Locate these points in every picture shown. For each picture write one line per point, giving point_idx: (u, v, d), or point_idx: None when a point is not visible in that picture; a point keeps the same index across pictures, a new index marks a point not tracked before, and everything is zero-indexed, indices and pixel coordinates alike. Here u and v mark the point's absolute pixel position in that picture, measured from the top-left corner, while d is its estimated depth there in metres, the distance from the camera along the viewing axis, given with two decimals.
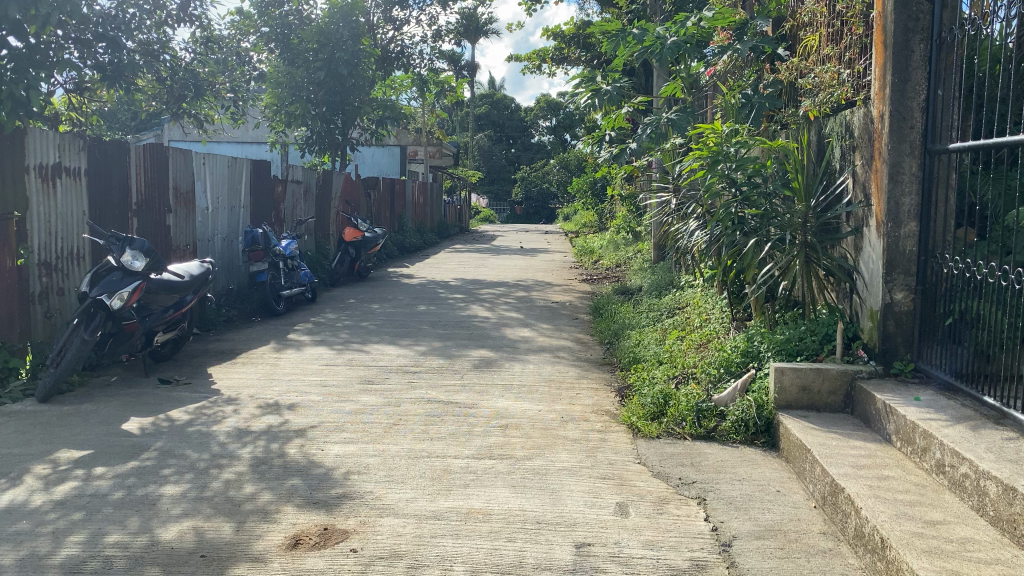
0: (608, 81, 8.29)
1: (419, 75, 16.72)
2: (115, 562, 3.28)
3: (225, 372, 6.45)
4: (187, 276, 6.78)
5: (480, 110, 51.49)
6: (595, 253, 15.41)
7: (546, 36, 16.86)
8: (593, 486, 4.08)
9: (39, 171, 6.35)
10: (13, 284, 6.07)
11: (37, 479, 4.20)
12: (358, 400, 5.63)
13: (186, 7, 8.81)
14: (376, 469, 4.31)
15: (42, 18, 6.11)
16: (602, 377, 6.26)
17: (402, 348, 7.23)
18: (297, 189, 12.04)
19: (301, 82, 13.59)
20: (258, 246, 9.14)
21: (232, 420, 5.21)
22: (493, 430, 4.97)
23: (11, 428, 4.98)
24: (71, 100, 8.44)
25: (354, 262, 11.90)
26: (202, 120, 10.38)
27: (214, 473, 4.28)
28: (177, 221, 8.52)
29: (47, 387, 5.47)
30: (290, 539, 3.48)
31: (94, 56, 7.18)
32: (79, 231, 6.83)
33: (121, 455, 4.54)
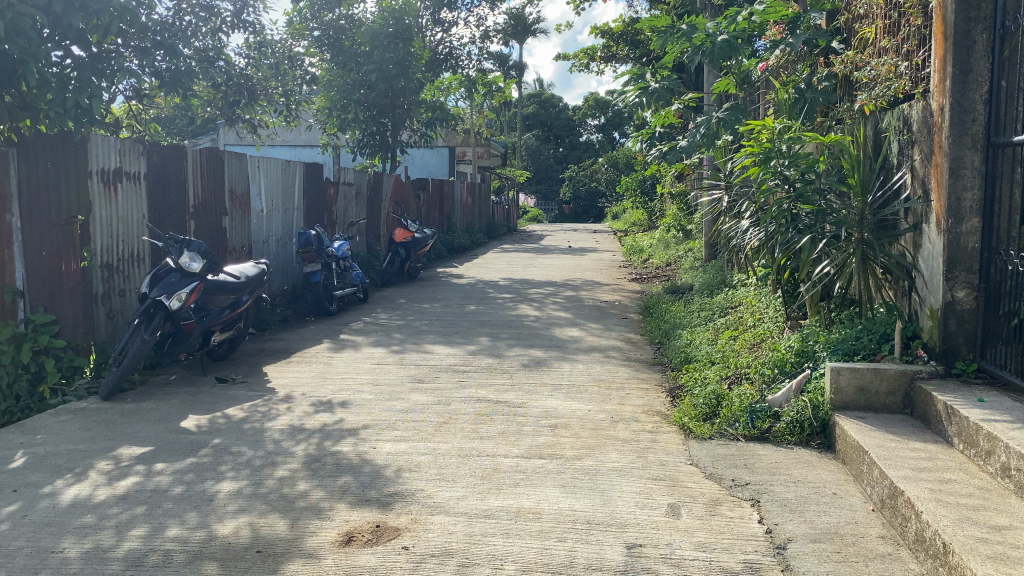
0: (658, 78, 8.21)
1: (468, 76, 16.85)
2: (175, 556, 3.36)
3: (279, 371, 6.56)
4: (242, 276, 6.94)
5: (528, 110, 51.51)
6: (645, 252, 15.26)
7: (594, 35, 16.81)
8: (644, 486, 4.05)
9: (100, 176, 6.55)
10: (77, 286, 6.27)
11: (101, 474, 4.33)
12: (409, 399, 5.68)
13: (240, 14, 8.98)
14: (426, 467, 4.34)
15: (103, 27, 6.32)
16: (653, 377, 6.20)
17: (453, 347, 7.27)
18: (349, 191, 12.21)
19: (353, 84, 13.75)
20: (311, 247, 9.26)
21: (286, 418, 5.30)
22: (543, 430, 4.96)
23: (76, 425, 5.15)
24: (131, 108, 8.69)
25: (404, 262, 11.99)
26: (256, 124, 10.58)
27: (269, 469, 4.36)
28: (232, 223, 8.70)
29: (110, 385, 5.64)
30: (343, 535, 3.53)
31: (152, 64, 7.32)
32: (139, 234, 7.02)
33: (180, 452, 4.66)
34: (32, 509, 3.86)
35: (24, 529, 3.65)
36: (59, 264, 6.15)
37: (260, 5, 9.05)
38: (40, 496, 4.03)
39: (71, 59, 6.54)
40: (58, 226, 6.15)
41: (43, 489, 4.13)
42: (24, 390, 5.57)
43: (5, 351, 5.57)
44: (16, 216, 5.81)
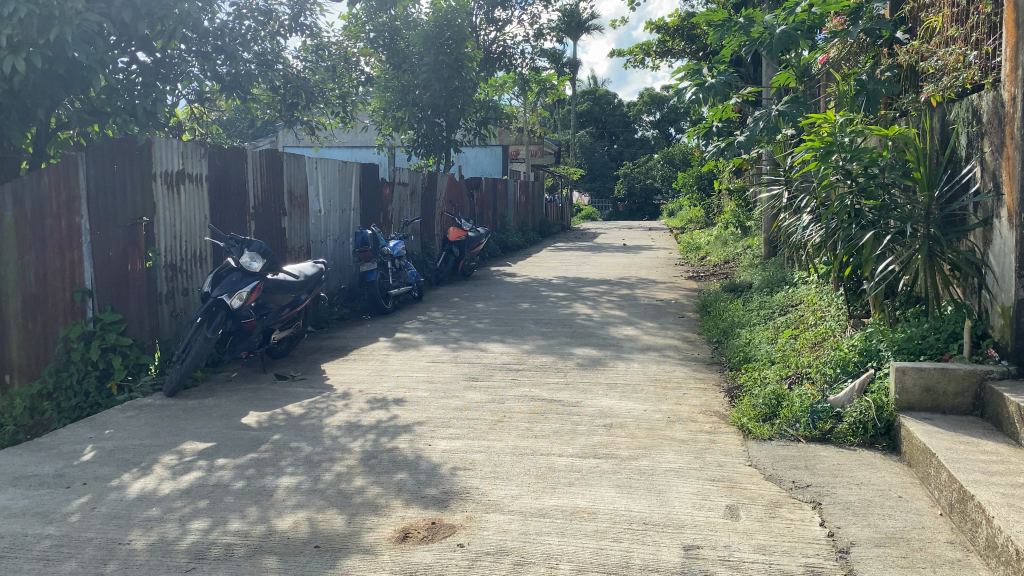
0: (715, 72, 8.09)
1: (522, 74, 16.87)
2: (236, 549, 3.42)
3: (337, 368, 6.65)
4: (301, 276, 7.05)
5: (582, 108, 51.28)
6: (703, 249, 15.04)
7: (650, 30, 16.65)
8: (701, 487, 3.98)
9: (164, 178, 6.72)
10: (142, 285, 6.46)
11: (166, 469, 4.44)
12: (464, 397, 5.71)
13: (298, 17, 9.13)
14: (481, 465, 4.35)
15: (167, 32, 6.46)
16: (710, 377, 6.11)
17: (507, 346, 7.27)
18: (404, 191, 12.32)
19: (408, 84, 13.88)
20: (367, 247, 9.38)
21: (343, 415, 5.36)
22: (599, 429, 4.93)
23: (142, 421, 5.30)
24: (194, 111, 8.92)
25: (458, 262, 12.05)
26: (313, 126, 10.75)
27: (326, 465, 4.42)
28: (292, 223, 8.87)
29: (174, 381, 5.79)
30: (398, 532, 3.55)
31: (213, 69, 7.48)
32: (201, 235, 7.18)
33: (241, 448, 4.75)
34: (101, 502, 3.99)
35: (94, 521, 3.77)
36: (125, 264, 6.33)
37: (317, 8, 9.18)
38: (108, 489, 4.15)
39: (136, 64, 6.72)
40: (124, 227, 6.35)
41: (110, 482, 4.26)
42: (92, 386, 5.80)
43: (74, 348, 5.86)
44: (84, 218, 6.03)
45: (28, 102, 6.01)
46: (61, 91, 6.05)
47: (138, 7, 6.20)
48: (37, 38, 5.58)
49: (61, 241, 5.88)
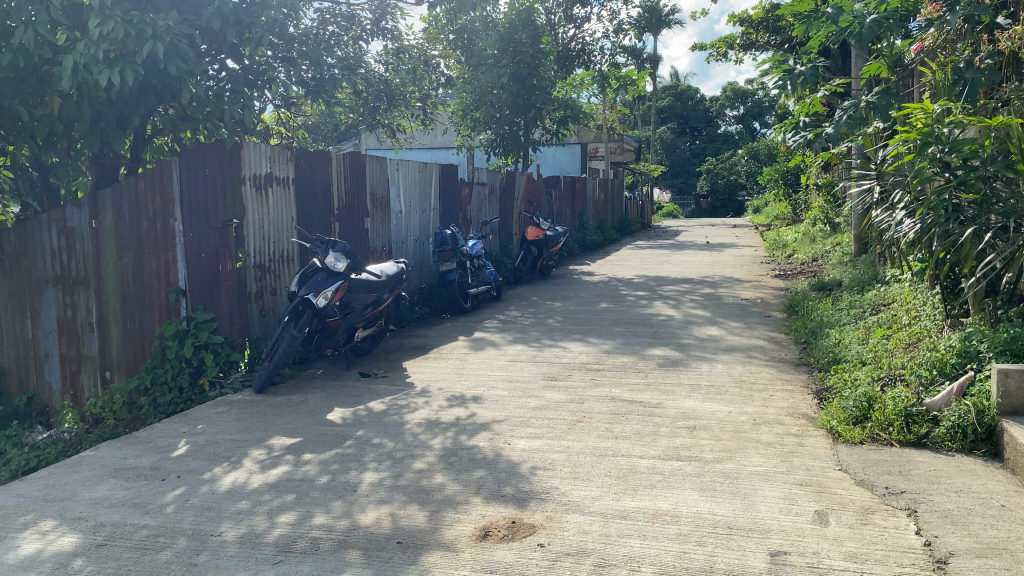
0: (802, 63, 7.88)
1: (600, 71, 16.78)
2: (321, 543, 3.49)
3: (418, 366, 6.73)
4: (383, 275, 7.17)
5: (662, 104, 50.65)
6: (789, 247, 14.63)
7: (733, 23, 16.33)
8: (789, 492, 3.86)
9: (254, 181, 6.90)
10: (233, 284, 6.66)
11: (255, 463, 4.57)
12: (543, 396, 5.69)
13: (379, 21, 9.28)
14: (561, 465, 4.32)
15: (255, 40, 6.55)
16: (798, 378, 5.93)
17: (587, 346, 7.23)
18: (483, 191, 12.39)
19: (487, 84, 13.99)
20: (447, 247, 9.45)
21: (423, 412, 5.42)
22: (681, 431, 4.84)
23: (233, 416, 5.48)
24: (280, 116, 9.22)
25: (537, 261, 12.07)
26: (395, 129, 10.92)
27: (408, 461, 4.48)
28: (374, 225, 9.03)
29: (263, 378, 5.97)
30: (479, 530, 3.56)
31: (298, 74, 7.61)
32: (289, 236, 7.37)
33: (326, 444, 4.85)
34: (194, 494, 4.13)
35: (187, 513, 3.90)
36: (217, 265, 6.55)
37: (398, 12, 9.31)
38: (201, 482, 4.30)
39: (226, 71, 6.89)
40: (215, 229, 6.56)
41: (203, 475, 4.41)
42: (186, 382, 6.08)
43: (169, 345, 6.19)
44: (179, 221, 6.29)
45: (126, 109, 6.32)
46: (154, 100, 6.34)
47: (228, 16, 6.33)
48: (133, 51, 5.80)
49: (156, 243, 6.23)
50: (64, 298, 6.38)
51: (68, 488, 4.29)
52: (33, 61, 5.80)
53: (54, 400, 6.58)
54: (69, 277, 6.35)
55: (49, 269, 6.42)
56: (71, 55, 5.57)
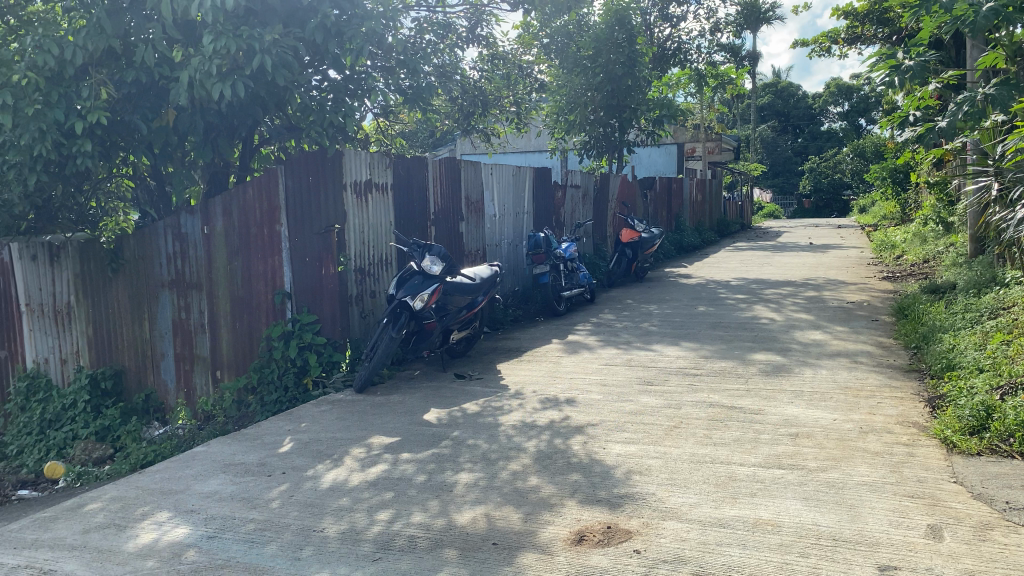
0: (911, 56, 7.50)
1: (697, 70, 16.49)
2: (418, 541, 3.55)
3: (513, 369, 6.77)
4: (477, 278, 7.23)
5: (761, 102, 49.41)
6: (898, 248, 13.99)
7: (836, 16, 15.75)
8: (898, 504, 3.69)
9: (355, 188, 7.01)
10: (335, 288, 6.77)
11: (355, 461, 4.69)
12: (639, 400, 5.63)
13: (474, 28, 9.36)
14: (658, 471, 4.26)
15: (356, 50, 6.67)
16: (909, 385, 5.66)
17: (684, 350, 7.11)
18: (577, 194, 12.36)
19: (581, 86, 13.95)
20: (540, 250, 9.53)
21: (518, 414, 5.45)
22: (783, 438, 4.69)
23: (335, 415, 5.65)
24: (379, 124, 9.47)
25: (632, 263, 11.89)
26: (489, 133, 11.00)
27: (503, 463, 4.50)
28: (469, 228, 9.15)
29: (363, 378, 6.13)
30: (574, 534, 3.54)
31: (397, 83, 7.76)
32: (387, 239, 7.51)
33: (423, 443, 4.93)
34: (298, 490, 4.27)
35: (291, 508, 4.04)
36: (319, 268, 6.71)
37: (492, 19, 9.36)
38: (305, 478, 4.45)
39: (328, 81, 7.03)
40: (318, 234, 6.72)
41: (307, 472, 4.56)
42: (290, 381, 6.30)
43: (275, 346, 6.44)
44: (285, 226, 6.54)
45: (235, 121, 6.66)
46: (261, 109, 6.56)
47: (330, 28, 6.49)
48: (244, 65, 6.04)
49: (263, 248, 6.57)
50: (177, 300, 6.80)
51: (183, 481, 4.51)
52: (153, 78, 6.20)
53: (170, 398, 6.95)
54: (183, 281, 6.76)
55: (164, 274, 6.83)
56: (187, 71, 5.90)
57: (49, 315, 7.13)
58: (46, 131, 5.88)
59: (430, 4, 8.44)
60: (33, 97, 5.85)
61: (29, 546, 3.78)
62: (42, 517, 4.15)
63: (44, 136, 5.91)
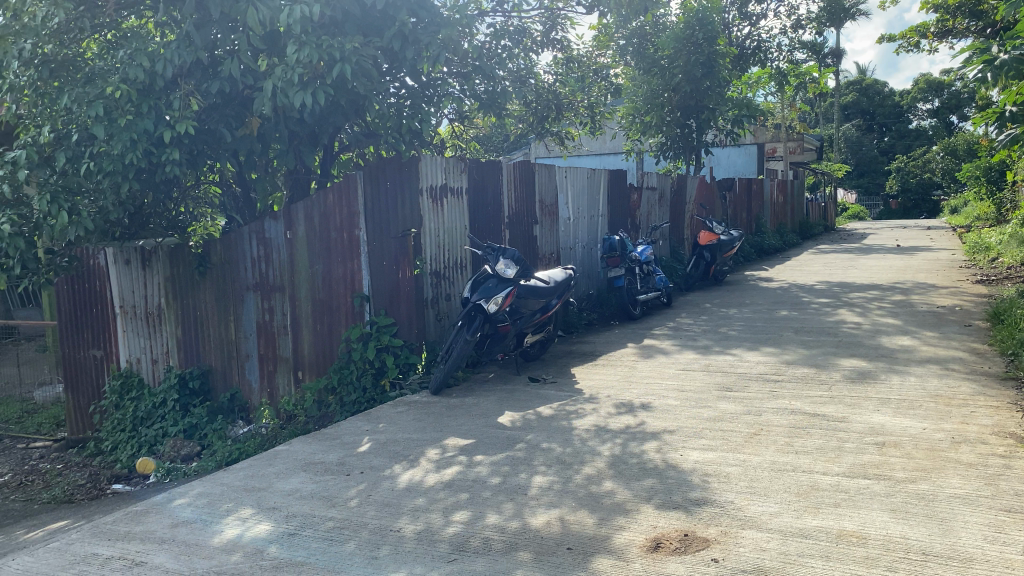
0: (1006, 50, 7.18)
1: (778, 69, 16.10)
2: (493, 543, 3.56)
3: (588, 373, 6.74)
4: (551, 281, 7.21)
5: (845, 100, 47.99)
6: (993, 250, 13.36)
7: (926, 10, 15.15)
8: (993, 518, 3.52)
9: (430, 192, 7.13)
10: (411, 291, 6.90)
11: (430, 462, 4.74)
12: (717, 407, 5.52)
13: (549, 32, 9.35)
14: (736, 479, 4.17)
15: (434, 57, 6.71)
16: (1005, 394, 5.39)
17: (764, 355, 6.94)
18: (653, 196, 12.23)
19: (658, 88, 13.82)
20: (615, 253, 9.39)
21: (592, 418, 5.41)
22: (868, 447, 4.53)
23: (411, 416, 5.72)
24: (455, 129, 9.54)
25: (710, 266, 11.68)
26: (563, 136, 10.97)
27: (577, 466, 4.48)
28: (543, 231, 9.15)
29: (439, 380, 6.20)
30: (651, 541, 3.49)
31: (473, 88, 7.80)
32: (462, 242, 7.57)
33: (498, 446, 4.94)
34: (376, 490, 4.34)
35: (369, 507, 4.10)
36: (396, 272, 6.85)
37: (567, 22, 9.33)
38: (382, 478, 4.51)
39: (406, 88, 7.16)
40: (395, 238, 6.87)
41: (384, 471, 4.63)
42: (369, 382, 6.44)
43: (354, 347, 6.60)
44: (364, 231, 6.65)
45: (316, 129, 6.83)
46: (341, 117, 6.72)
47: (407, 36, 6.59)
48: (325, 74, 6.17)
49: (343, 251, 6.72)
50: (261, 303, 6.98)
51: (265, 479, 4.64)
52: (238, 88, 6.43)
53: (253, 398, 7.13)
54: (267, 284, 6.93)
55: (249, 277, 7.02)
56: (271, 80, 6.06)
57: (141, 316, 7.41)
58: (138, 139, 6.12)
59: (505, 10, 8.48)
60: (125, 108, 6.12)
61: (122, 539, 3.94)
62: (134, 511, 4.32)
63: (136, 145, 6.14)
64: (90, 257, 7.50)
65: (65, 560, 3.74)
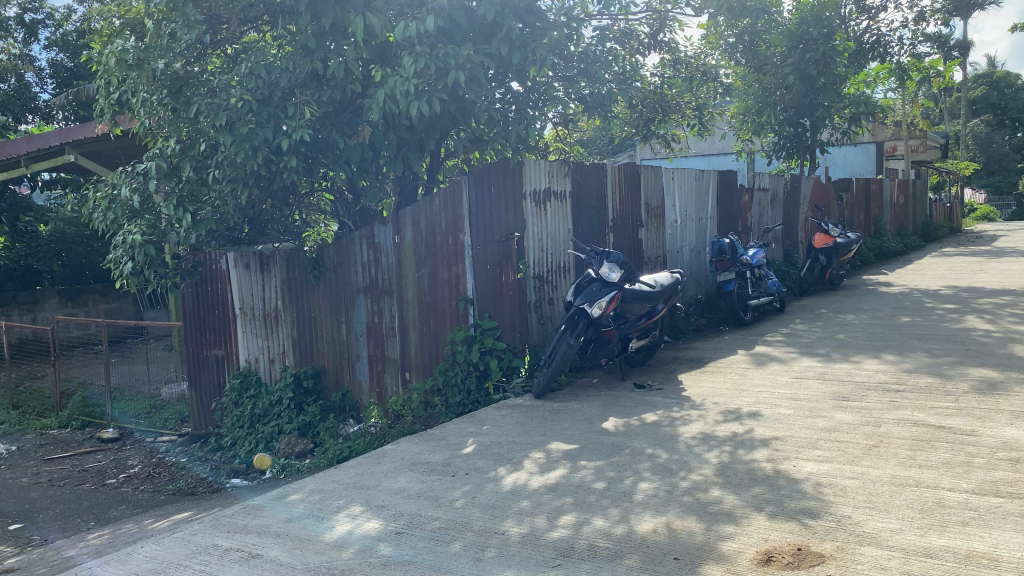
0: None
1: (899, 64, 15.38)
2: (598, 549, 3.51)
3: (695, 380, 6.59)
4: (657, 285, 7.04)
5: (972, 94, 45.43)
6: None
7: None
8: None
9: (535, 196, 6.99)
10: (515, 294, 6.71)
11: (534, 465, 4.74)
12: (832, 416, 5.30)
13: (657, 34, 9.19)
14: (854, 492, 3.98)
15: (539, 61, 6.72)
16: None
17: (883, 363, 6.63)
18: (765, 197, 11.90)
19: (770, 86, 13.57)
20: (725, 255, 9.21)
21: (699, 425, 5.29)
22: (1000, 463, 4.24)
23: (515, 419, 5.74)
24: (559, 133, 9.55)
25: (826, 270, 11.25)
26: (670, 139, 10.78)
27: (684, 474, 4.38)
28: (649, 235, 9.03)
29: (542, 384, 6.18)
30: (762, 553, 3.36)
31: (579, 91, 7.75)
32: (566, 246, 7.46)
33: (603, 451, 4.90)
34: (480, 492, 4.37)
35: (474, 509, 4.13)
36: (498, 274, 6.73)
37: (676, 24, 9.15)
38: (487, 480, 4.54)
39: (511, 94, 7.21)
40: (498, 242, 6.75)
41: (489, 474, 4.65)
42: (473, 385, 6.49)
43: (459, 350, 6.64)
44: (468, 235, 6.73)
45: (423, 134, 6.94)
46: (449, 123, 6.82)
47: (515, 41, 6.63)
48: (438, 85, 6.24)
49: (448, 255, 6.80)
50: (372, 305, 7.20)
51: (374, 478, 4.74)
52: (348, 94, 6.69)
53: (363, 397, 7.33)
54: (376, 287, 7.15)
55: (360, 280, 7.24)
56: (385, 90, 6.23)
57: (259, 317, 7.74)
58: (257, 148, 6.43)
59: (613, 12, 8.42)
60: (248, 117, 6.43)
61: (239, 531, 4.11)
62: (251, 504, 4.50)
63: (256, 153, 6.48)
64: (213, 261, 7.81)
65: (188, 550, 3.92)
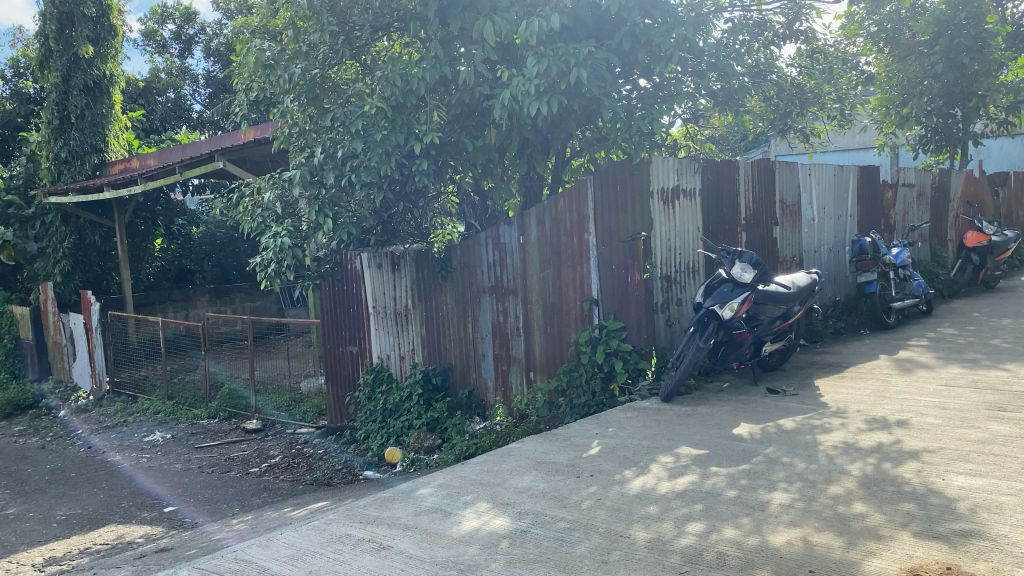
0: None
1: None
2: (728, 558, 3.41)
3: (833, 385, 6.30)
4: (794, 286, 6.78)
5: None
6: None
7: None
8: None
9: (662, 194, 6.78)
10: (641, 295, 6.52)
11: (663, 469, 4.66)
12: (988, 428, 4.94)
13: (793, 23, 8.79)
14: (1012, 511, 3.69)
15: (666, 58, 6.57)
16: None
17: None
18: (910, 193, 11.25)
19: (916, 76, 12.81)
20: (867, 255, 8.68)
21: (839, 434, 5.05)
22: None
23: (642, 422, 5.66)
24: (688, 129, 9.30)
25: (978, 271, 10.61)
26: (808, 133, 10.32)
27: (823, 485, 4.19)
28: (784, 233, 8.70)
29: (669, 388, 6.04)
30: (907, 571, 3.17)
31: (708, 88, 7.61)
32: (695, 247, 7.25)
33: (735, 458, 4.75)
34: (607, 494, 4.33)
35: (600, 511, 4.10)
36: (624, 274, 6.58)
37: (813, 12, 8.82)
38: (614, 483, 4.50)
39: (637, 90, 7.09)
40: (625, 242, 6.59)
41: (615, 476, 4.60)
42: (598, 386, 6.45)
43: (583, 351, 6.61)
44: (593, 235, 6.67)
45: (550, 136, 6.98)
46: (575, 123, 6.81)
47: (638, 37, 6.61)
48: (562, 81, 6.24)
49: (573, 256, 6.78)
50: (497, 305, 7.29)
51: (501, 475, 4.79)
52: (475, 96, 6.74)
53: (489, 395, 7.43)
54: (502, 287, 7.24)
55: (486, 281, 7.34)
56: (509, 90, 6.25)
57: (391, 316, 8.00)
58: (390, 152, 6.68)
59: (746, 5, 8.25)
60: (382, 124, 6.70)
61: (372, 522, 4.24)
62: (382, 497, 4.64)
63: (390, 157, 6.72)
64: (348, 261, 8.12)
65: (324, 538, 4.09)
